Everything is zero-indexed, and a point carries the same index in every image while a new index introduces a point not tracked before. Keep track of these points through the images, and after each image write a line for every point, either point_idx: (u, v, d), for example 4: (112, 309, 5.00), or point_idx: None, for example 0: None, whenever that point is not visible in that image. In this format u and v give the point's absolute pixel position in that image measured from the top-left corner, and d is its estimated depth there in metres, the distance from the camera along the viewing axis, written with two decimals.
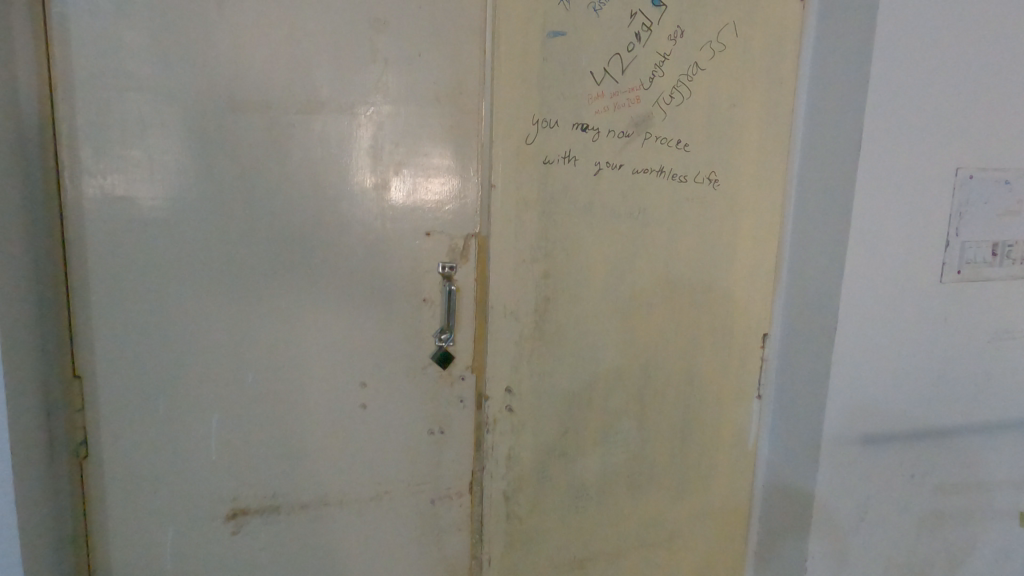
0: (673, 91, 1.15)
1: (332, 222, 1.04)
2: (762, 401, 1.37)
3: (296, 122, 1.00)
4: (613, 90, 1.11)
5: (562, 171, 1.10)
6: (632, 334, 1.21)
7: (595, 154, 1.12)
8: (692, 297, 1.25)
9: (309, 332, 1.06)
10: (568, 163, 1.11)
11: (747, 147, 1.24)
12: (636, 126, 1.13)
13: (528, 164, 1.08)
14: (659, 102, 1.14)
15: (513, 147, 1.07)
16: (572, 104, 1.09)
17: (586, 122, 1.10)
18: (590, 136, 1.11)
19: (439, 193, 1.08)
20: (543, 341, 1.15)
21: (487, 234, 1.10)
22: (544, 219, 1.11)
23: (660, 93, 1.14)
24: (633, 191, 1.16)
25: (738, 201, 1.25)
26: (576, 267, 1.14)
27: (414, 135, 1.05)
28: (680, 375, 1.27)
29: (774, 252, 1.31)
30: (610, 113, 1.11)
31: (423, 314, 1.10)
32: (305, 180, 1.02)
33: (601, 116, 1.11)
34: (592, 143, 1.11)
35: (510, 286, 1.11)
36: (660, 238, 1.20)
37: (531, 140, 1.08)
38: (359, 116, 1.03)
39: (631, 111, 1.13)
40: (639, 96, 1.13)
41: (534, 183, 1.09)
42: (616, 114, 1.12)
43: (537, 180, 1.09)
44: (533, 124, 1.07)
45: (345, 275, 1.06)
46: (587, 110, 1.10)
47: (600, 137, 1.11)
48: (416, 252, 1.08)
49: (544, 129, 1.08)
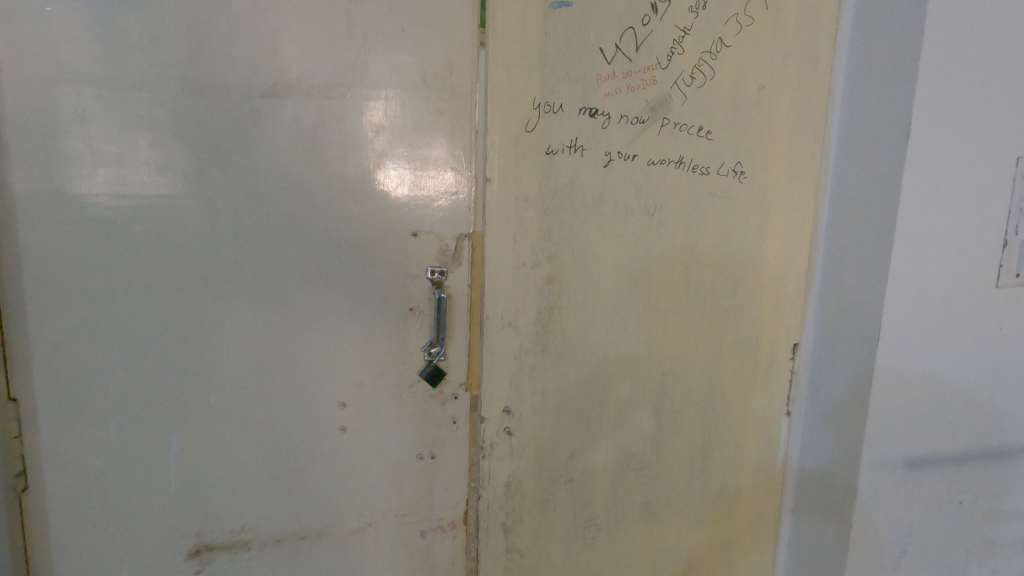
0: (694, 71, 1.01)
1: (306, 222, 0.91)
2: (791, 418, 1.23)
3: (263, 107, 0.87)
4: (626, 69, 0.97)
5: (568, 163, 0.96)
6: (647, 345, 1.08)
7: (605, 142, 0.98)
8: (715, 304, 1.12)
9: (282, 346, 0.94)
10: (574, 154, 0.97)
11: (776, 134, 1.10)
12: (653, 111, 0.99)
13: (528, 154, 0.94)
14: (678, 83, 1.01)
15: (511, 135, 0.93)
16: (579, 84, 0.95)
17: (594, 106, 0.96)
18: (600, 122, 0.97)
19: (428, 189, 0.96)
20: (547, 355, 1.01)
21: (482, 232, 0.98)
22: (547, 217, 0.97)
23: (680, 74, 1.00)
24: (649, 184, 1.02)
25: (766, 195, 1.11)
26: (585, 271, 1.01)
27: (398, 122, 0.93)
28: (700, 390, 1.14)
29: (806, 252, 1.17)
30: (622, 95, 0.97)
31: (410, 325, 0.98)
32: (275, 174, 0.89)
33: (613, 99, 0.97)
34: (602, 131, 0.97)
35: (508, 293, 0.97)
36: (679, 236, 1.06)
37: (532, 126, 0.94)
38: (334, 99, 0.90)
39: (647, 94, 0.99)
40: (656, 77, 0.99)
41: (535, 176, 0.95)
42: (629, 97, 0.98)
43: (539, 172, 0.95)
44: (535, 107, 0.93)
45: (322, 281, 0.94)
46: (596, 92, 0.96)
47: (610, 123, 0.97)
48: (402, 256, 0.96)
49: (546, 114, 0.94)
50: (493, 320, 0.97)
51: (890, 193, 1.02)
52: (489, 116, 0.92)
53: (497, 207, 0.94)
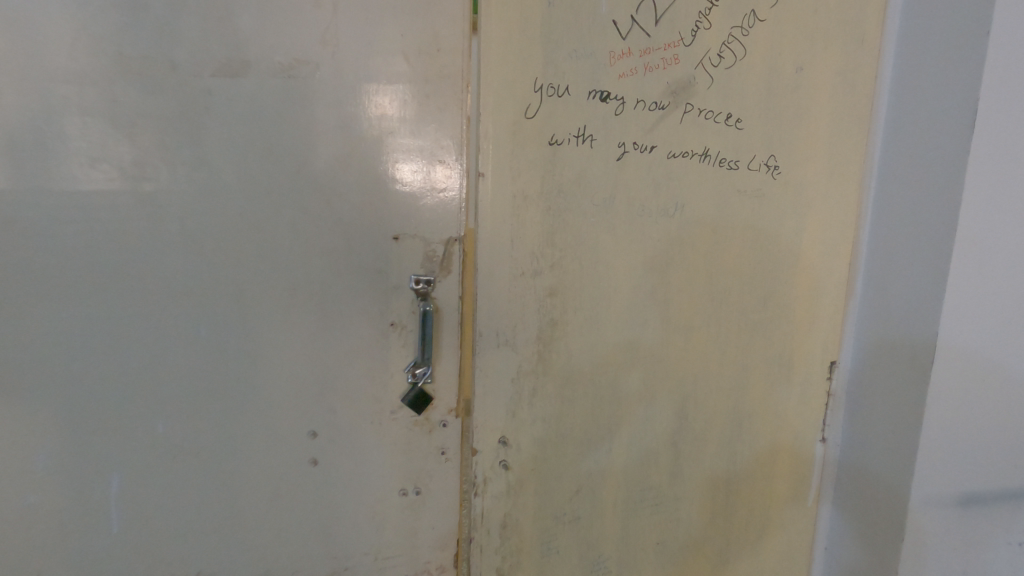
0: (723, 49, 0.87)
1: (267, 223, 0.79)
2: (826, 445, 1.09)
3: (213, 88, 0.75)
4: (644, 46, 0.83)
5: (576, 155, 0.82)
6: (665, 365, 0.94)
7: (618, 132, 0.84)
8: (742, 317, 0.97)
9: (239, 365, 0.82)
10: (582, 144, 0.83)
11: (814, 123, 0.95)
12: (675, 94, 0.86)
13: (528, 145, 0.80)
14: (704, 63, 0.87)
15: (509, 122, 0.79)
16: (588, 63, 0.81)
17: (605, 89, 0.82)
18: (613, 108, 0.83)
19: (411, 184, 0.82)
20: (552, 377, 0.88)
21: (475, 228, 0.83)
22: (550, 218, 0.83)
23: (706, 52, 0.86)
24: (668, 180, 0.88)
25: (802, 194, 0.97)
26: (594, 281, 0.87)
27: (374, 106, 0.79)
28: (726, 417, 1.00)
29: (845, 259, 1.02)
30: (639, 77, 0.83)
31: (391, 342, 0.85)
32: (228, 168, 0.77)
33: (628, 81, 0.83)
34: (615, 117, 0.83)
35: (504, 307, 0.83)
36: (704, 241, 0.92)
37: (533, 112, 0.79)
38: (298, 80, 0.77)
39: (667, 76, 0.85)
40: (678, 56, 0.85)
41: (536, 171, 0.81)
42: (646, 78, 0.84)
43: (542, 166, 0.81)
44: (537, 89, 0.79)
45: (286, 291, 0.81)
46: (608, 72, 0.82)
47: (625, 109, 0.84)
48: (382, 263, 0.83)
49: (550, 98, 0.80)
50: (488, 338, 0.84)
51: (951, 192, 0.86)
52: (481, 100, 0.78)
53: (491, 207, 0.80)
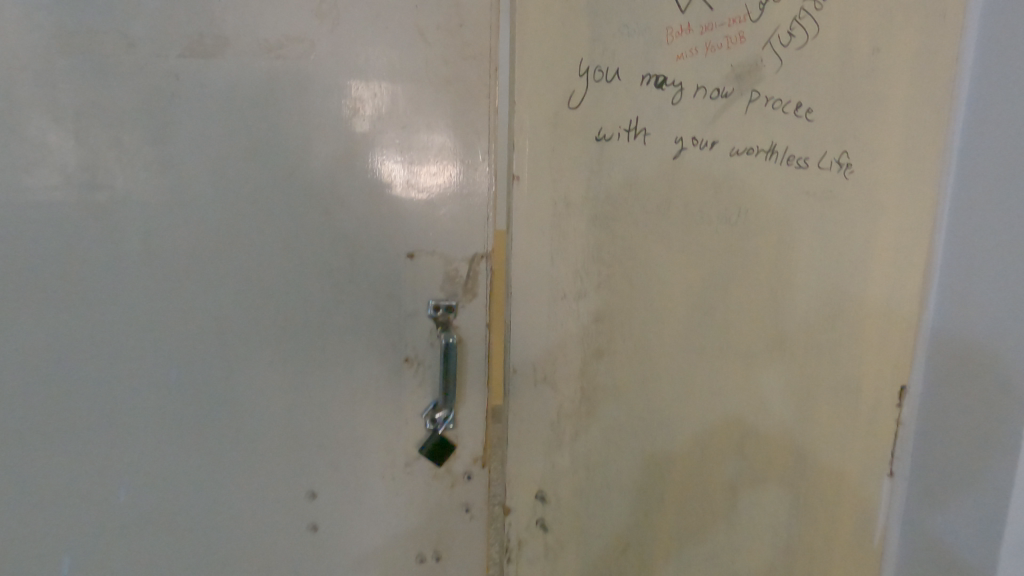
0: (794, 26, 0.74)
1: (253, 237, 0.65)
2: (893, 480, 0.96)
3: (181, 71, 0.62)
4: (706, 22, 0.69)
5: (626, 153, 0.68)
6: (725, 399, 0.80)
7: (676, 125, 0.70)
8: (808, 338, 0.84)
9: (219, 408, 0.68)
10: (633, 140, 0.68)
11: (893, 112, 0.82)
12: (739, 80, 0.72)
13: (571, 141, 0.66)
14: (773, 42, 0.73)
15: (549, 114, 0.65)
16: (642, 42, 0.67)
17: (661, 73, 0.68)
18: (670, 95, 0.69)
19: (427, 190, 0.67)
20: (599, 418, 0.74)
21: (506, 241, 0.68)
22: (596, 229, 0.69)
23: (774, 30, 0.73)
24: (729, 182, 0.74)
25: (876, 195, 0.83)
26: (645, 302, 0.73)
27: (382, 94, 0.65)
28: (790, 455, 0.86)
29: (923, 269, 0.89)
30: (700, 59, 0.70)
31: (405, 381, 0.70)
32: (201, 169, 0.63)
33: (686, 63, 0.69)
34: (672, 107, 0.69)
35: (541, 337, 0.70)
36: (768, 252, 0.78)
37: (577, 101, 0.65)
38: (287, 61, 0.63)
39: (731, 57, 0.71)
40: (744, 34, 0.71)
41: (580, 172, 0.67)
42: (708, 61, 0.70)
43: (587, 166, 0.67)
44: (582, 73, 0.65)
45: (275, 319, 0.67)
46: (665, 53, 0.68)
47: (684, 98, 0.70)
48: (393, 286, 0.68)
49: (598, 83, 0.66)
50: (524, 373, 0.70)
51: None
52: (517, 87, 0.64)
53: (526, 217, 0.66)
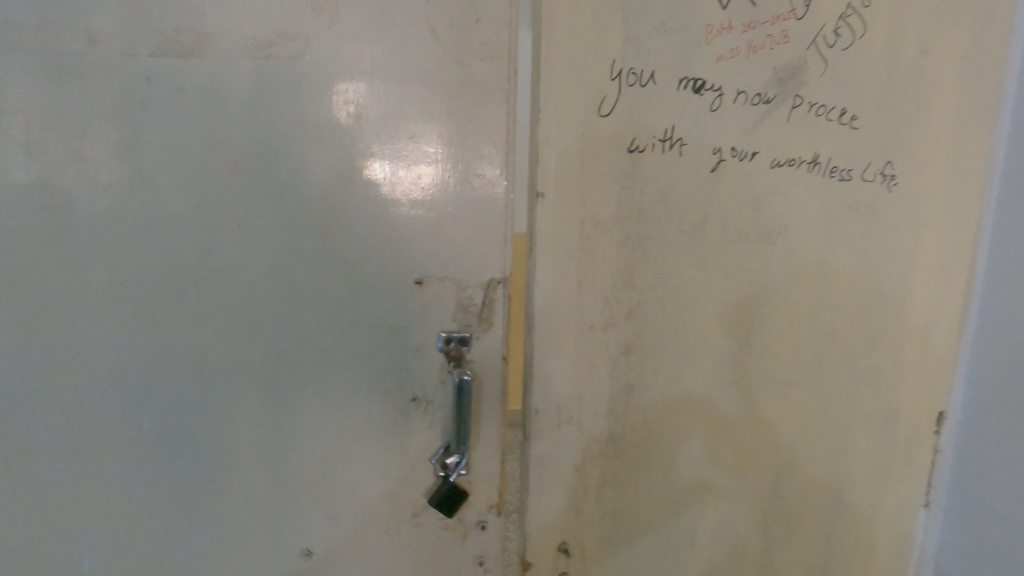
0: (840, 24, 0.67)
1: (238, 263, 0.57)
2: (929, 510, 0.89)
3: (153, 73, 0.53)
4: (748, 19, 0.62)
5: (661, 166, 0.61)
6: (761, 434, 0.73)
7: (714, 135, 0.63)
8: (850, 365, 0.77)
9: (201, 458, 0.60)
10: (668, 151, 0.61)
11: (939, 120, 0.75)
12: (782, 84, 0.65)
13: (601, 153, 0.58)
14: (817, 42, 0.66)
15: (577, 122, 0.57)
16: (680, 41, 0.59)
17: (700, 76, 0.61)
18: (708, 101, 0.62)
19: (436, 208, 0.59)
20: (629, 461, 0.66)
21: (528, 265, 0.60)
22: (626, 252, 0.62)
23: (819, 29, 0.66)
24: (771, 197, 0.67)
25: (922, 209, 0.76)
26: (678, 331, 0.66)
27: (387, 100, 0.56)
28: (830, 492, 0.79)
29: (964, 287, 0.83)
30: (740, 60, 0.62)
31: (412, 423, 0.62)
32: (177, 186, 0.55)
33: (727, 66, 0.62)
34: (710, 114, 0.62)
35: (566, 373, 0.62)
36: (809, 273, 0.71)
37: (608, 108, 0.58)
38: (278, 61, 0.54)
39: (774, 59, 0.64)
40: (788, 32, 0.64)
41: (610, 188, 0.59)
42: (749, 63, 0.63)
43: (618, 181, 0.59)
44: (614, 76, 0.57)
45: (265, 356, 0.59)
46: (704, 53, 0.60)
47: (723, 104, 0.62)
48: (399, 317, 0.60)
49: (631, 88, 0.58)
50: (547, 417, 0.62)
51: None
52: (544, 91, 0.55)
53: (550, 239, 0.58)
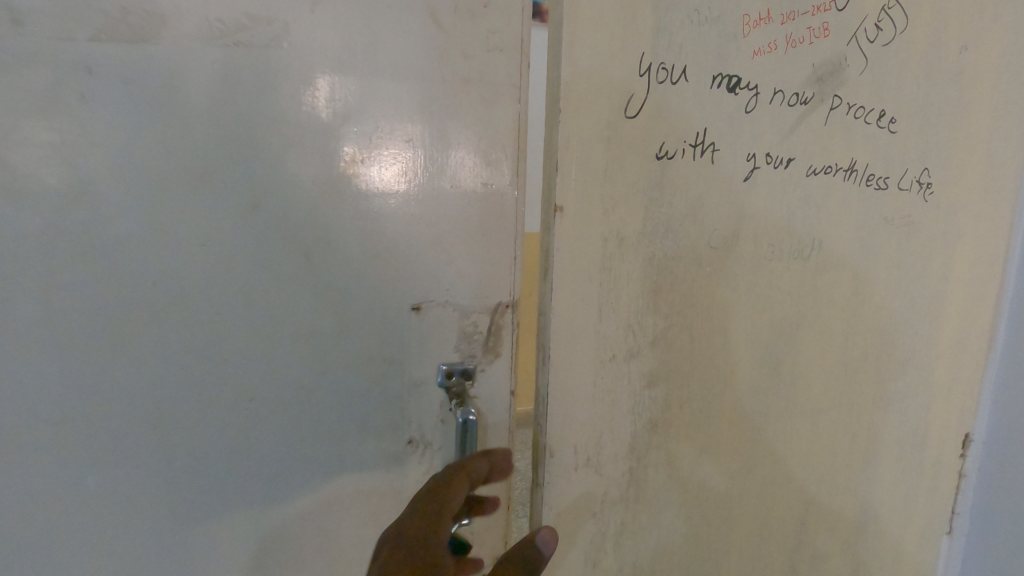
0: (883, 16, 0.60)
1: (203, 292, 0.48)
2: (952, 538, 0.84)
3: (97, 62, 0.43)
4: (787, 8, 0.55)
5: (691, 175, 0.54)
6: (790, 470, 0.67)
7: (748, 139, 0.56)
8: (880, 389, 0.71)
9: (161, 523, 0.50)
10: (700, 158, 0.54)
11: (977, 123, 0.69)
12: (821, 82, 0.58)
13: (627, 161, 0.51)
14: (859, 36, 0.59)
15: (601, 125, 0.49)
16: (715, 33, 0.52)
17: (735, 73, 0.54)
18: (744, 101, 0.55)
19: (437, 223, 0.51)
20: (650, 504, 0.60)
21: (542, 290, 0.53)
22: (652, 272, 0.54)
23: (861, 21, 0.59)
24: (806, 208, 0.60)
25: (957, 219, 0.71)
26: (705, 359, 0.59)
27: (381, 98, 0.48)
28: (857, 525, 0.73)
29: (993, 302, 0.78)
30: (778, 55, 0.55)
31: (409, 468, 0.54)
32: (129, 203, 0.45)
33: (764, 61, 0.55)
34: (745, 116, 0.55)
35: (584, 411, 0.54)
36: (842, 291, 0.65)
37: (635, 108, 0.50)
38: (251, 49, 0.45)
39: (814, 55, 0.57)
40: (829, 25, 0.57)
41: (636, 201, 0.52)
42: (788, 58, 0.56)
43: (645, 193, 0.52)
44: (644, 72, 0.50)
45: (235, 400, 0.50)
46: (740, 47, 0.53)
47: (759, 104, 0.55)
48: (394, 349, 0.52)
49: (661, 85, 0.51)
50: (563, 458, 0.54)
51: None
52: (566, 89, 0.48)
53: (569, 259, 0.51)
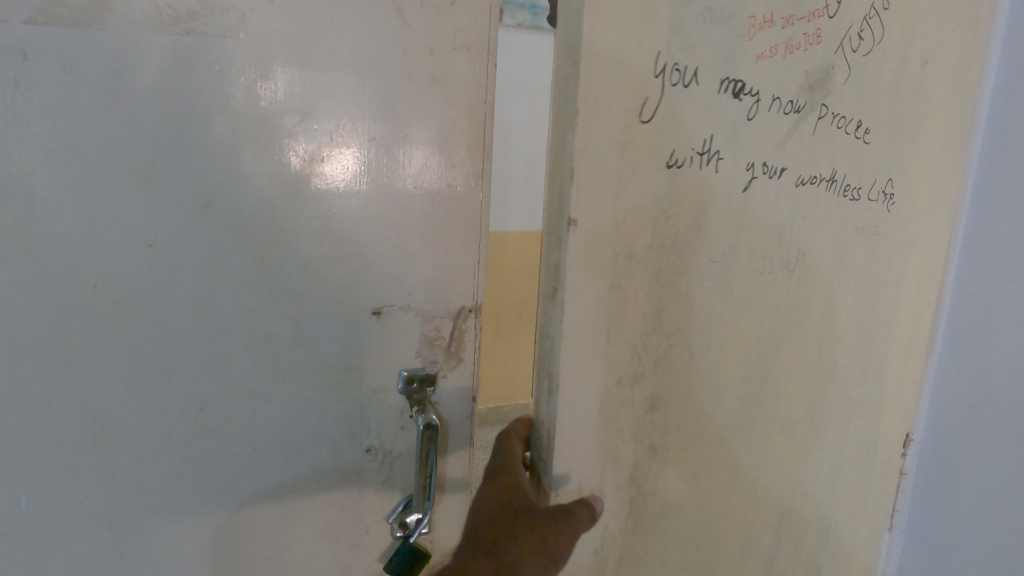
0: (864, 26, 0.61)
1: (151, 296, 0.45)
2: (890, 533, 0.88)
3: (32, 46, 0.40)
4: (788, 12, 0.55)
5: (698, 184, 0.53)
6: (762, 482, 0.67)
7: (749, 147, 0.56)
8: (844, 396, 0.73)
9: (104, 542, 0.47)
10: (706, 166, 0.53)
11: (928, 136, 0.72)
12: (811, 91, 0.59)
13: (640, 168, 0.49)
14: (844, 46, 0.60)
15: (617, 131, 0.47)
16: (723, 33, 0.51)
17: (738, 79, 0.53)
18: (746, 108, 0.55)
19: (397, 224, 0.49)
20: (642, 530, 0.58)
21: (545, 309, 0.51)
22: (657, 288, 0.53)
23: (847, 29, 0.60)
24: (791, 219, 0.61)
25: (904, 229, 0.73)
26: (699, 379, 0.58)
27: (342, 96, 0.46)
28: (816, 531, 0.75)
29: (932, 309, 0.81)
30: (778, 60, 0.56)
31: (368, 478, 0.53)
32: (69, 201, 0.42)
33: (765, 68, 0.55)
34: (747, 124, 0.55)
35: (591, 441, 0.52)
36: (817, 304, 0.66)
37: (650, 112, 0.49)
38: (204, 38, 0.43)
39: (807, 63, 0.58)
40: (820, 32, 0.58)
41: (645, 214, 0.51)
42: (786, 63, 0.56)
43: (653, 205, 0.51)
44: (658, 73, 0.48)
45: (184, 411, 0.47)
46: (744, 51, 0.53)
47: (760, 111, 0.56)
48: (353, 355, 0.50)
49: (673, 87, 0.50)
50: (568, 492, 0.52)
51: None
52: (585, 87, 0.45)
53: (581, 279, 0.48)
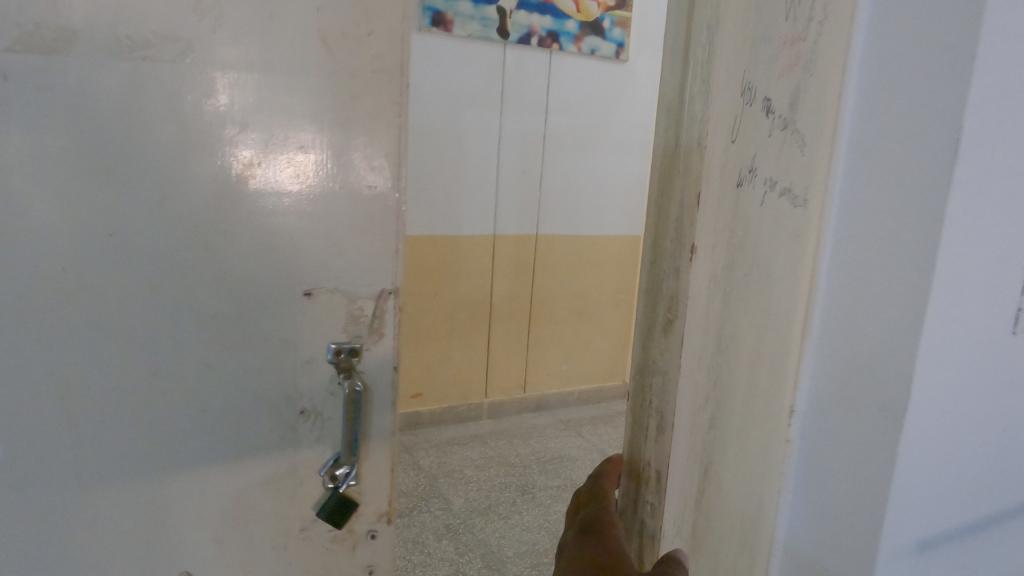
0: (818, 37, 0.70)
1: (113, 277, 0.53)
2: None
3: (13, 70, 0.48)
4: (784, 35, 0.73)
5: (749, 200, 0.75)
6: (660, 445, 0.77)
7: (768, 162, 0.74)
8: (731, 392, 0.81)
9: (70, 490, 0.55)
10: (751, 184, 0.75)
11: (804, 148, 0.74)
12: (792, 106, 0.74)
13: (724, 187, 0.73)
14: (803, 55, 0.72)
15: (725, 166, 0.72)
16: (763, 63, 0.74)
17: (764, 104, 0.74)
18: (775, 127, 0.74)
19: (326, 218, 0.59)
20: (699, 506, 0.83)
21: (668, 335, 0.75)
22: (723, 308, 0.78)
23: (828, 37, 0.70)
24: (778, 225, 0.76)
25: None
26: (731, 386, 0.80)
27: (277, 110, 0.55)
28: (727, 503, 0.85)
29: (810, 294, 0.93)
30: (793, 72, 0.72)
31: (301, 437, 0.61)
32: (41, 196, 0.50)
33: (783, 82, 0.74)
34: (769, 142, 0.74)
35: (684, 444, 0.78)
36: (768, 305, 0.78)
37: (735, 135, 0.72)
38: (156, 63, 0.51)
39: (793, 78, 0.73)
40: (797, 56, 0.72)
41: (724, 245, 0.76)
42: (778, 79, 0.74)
43: (728, 240, 0.76)
44: (744, 96, 0.72)
45: (140, 376, 0.55)
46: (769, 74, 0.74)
47: (778, 129, 0.74)
48: (288, 329, 0.59)
49: (749, 107, 0.73)
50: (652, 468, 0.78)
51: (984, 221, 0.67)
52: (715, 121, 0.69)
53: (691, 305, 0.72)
